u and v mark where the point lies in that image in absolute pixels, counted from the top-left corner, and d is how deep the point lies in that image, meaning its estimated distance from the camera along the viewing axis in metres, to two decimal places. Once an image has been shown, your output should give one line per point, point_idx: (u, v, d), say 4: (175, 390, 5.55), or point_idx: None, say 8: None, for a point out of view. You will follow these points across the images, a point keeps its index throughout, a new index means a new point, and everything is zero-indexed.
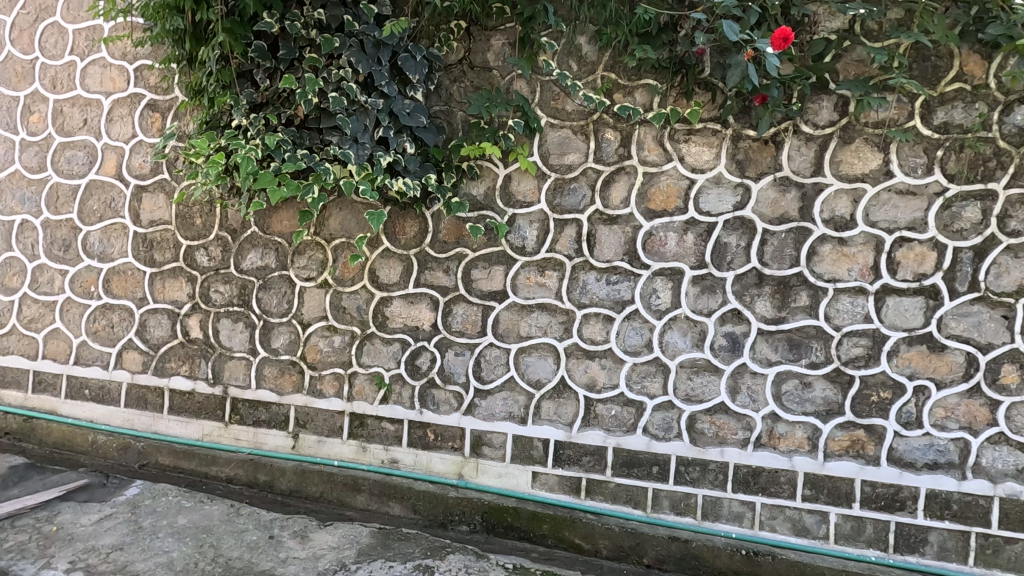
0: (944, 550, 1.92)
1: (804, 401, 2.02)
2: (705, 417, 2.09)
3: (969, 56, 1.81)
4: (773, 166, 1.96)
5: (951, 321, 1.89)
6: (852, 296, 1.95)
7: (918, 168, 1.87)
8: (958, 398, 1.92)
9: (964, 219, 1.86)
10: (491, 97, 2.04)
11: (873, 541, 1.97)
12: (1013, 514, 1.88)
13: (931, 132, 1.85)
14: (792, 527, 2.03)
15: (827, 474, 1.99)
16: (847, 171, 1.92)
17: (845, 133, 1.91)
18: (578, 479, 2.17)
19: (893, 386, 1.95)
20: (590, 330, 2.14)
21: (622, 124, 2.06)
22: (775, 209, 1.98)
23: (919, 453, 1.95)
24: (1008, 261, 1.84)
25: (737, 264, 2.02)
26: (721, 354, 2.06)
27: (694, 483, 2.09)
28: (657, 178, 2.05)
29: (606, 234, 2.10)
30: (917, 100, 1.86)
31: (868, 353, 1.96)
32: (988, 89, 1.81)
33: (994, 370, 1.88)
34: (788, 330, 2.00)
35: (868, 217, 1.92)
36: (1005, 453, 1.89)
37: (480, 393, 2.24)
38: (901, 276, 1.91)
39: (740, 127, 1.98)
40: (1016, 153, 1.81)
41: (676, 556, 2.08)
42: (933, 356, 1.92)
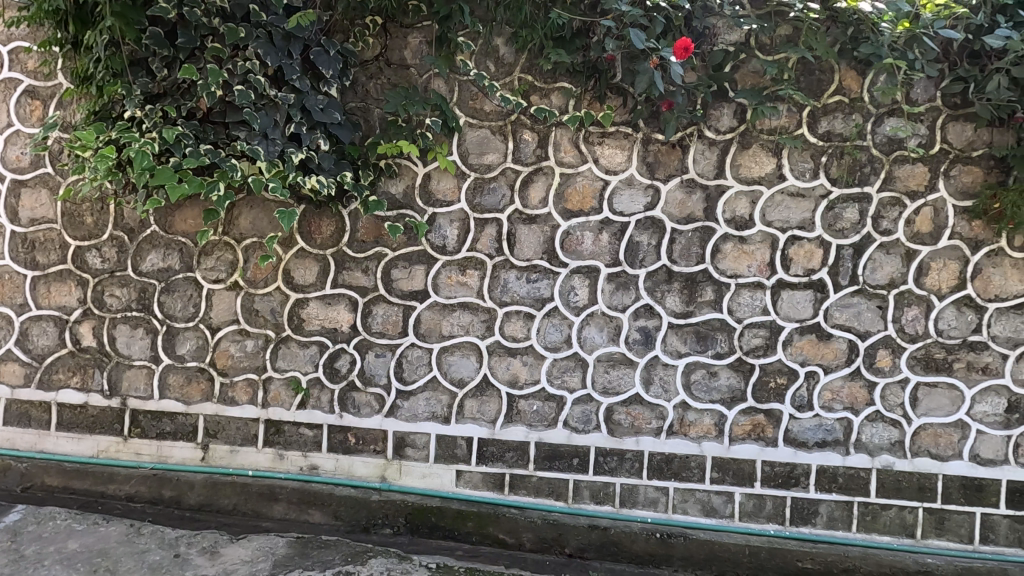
0: (832, 520, 2.12)
1: (711, 390, 2.15)
2: (621, 409, 2.18)
3: (847, 72, 2.00)
4: (680, 169, 2.08)
5: (836, 312, 2.09)
6: (751, 290, 2.10)
7: (806, 172, 2.05)
8: (842, 382, 2.11)
9: (845, 219, 2.06)
10: (408, 96, 2.02)
11: (772, 516, 2.14)
12: (887, 483, 2.11)
13: (817, 139, 2.03)
14: (702, 509, 2.16)
15: (732, 457, 2.14)
16: (745, 174, 2.06)
17: (743, 139, 2.06)
18: (501, 475, 2.20)
19: (788, 372, 2.12)
20: (512, 328, 2.17)
21: (539, 125, 2.10)
22: (682, 209, 2.09)
23: (811, 433, 2.13)
24: (881, 257, 2.05)
25: (649, 262, 2.12)
26: (635, 347, 2.15)
27: (612, 472, 2.18)
28: (573, 179, 2.11)
29: (525, 233, 2.14)
30: (804, 110, 2.03)
31: (767, 343, 2.12)
32: (863, 102, 2.01)
33: (871, 355, 2.09)
34: (695, 323, 2.13)
35: (764, 217, 2.08)
36: (881, 429, 2.12)
37: (402, 394, 2.22)
38: (793, 271, 2.08)
39: (649, 131, 2.07)
40: (887, 160, 2.02)
41: (596, 544, 2.15)
42: (821, 344, 2.11)
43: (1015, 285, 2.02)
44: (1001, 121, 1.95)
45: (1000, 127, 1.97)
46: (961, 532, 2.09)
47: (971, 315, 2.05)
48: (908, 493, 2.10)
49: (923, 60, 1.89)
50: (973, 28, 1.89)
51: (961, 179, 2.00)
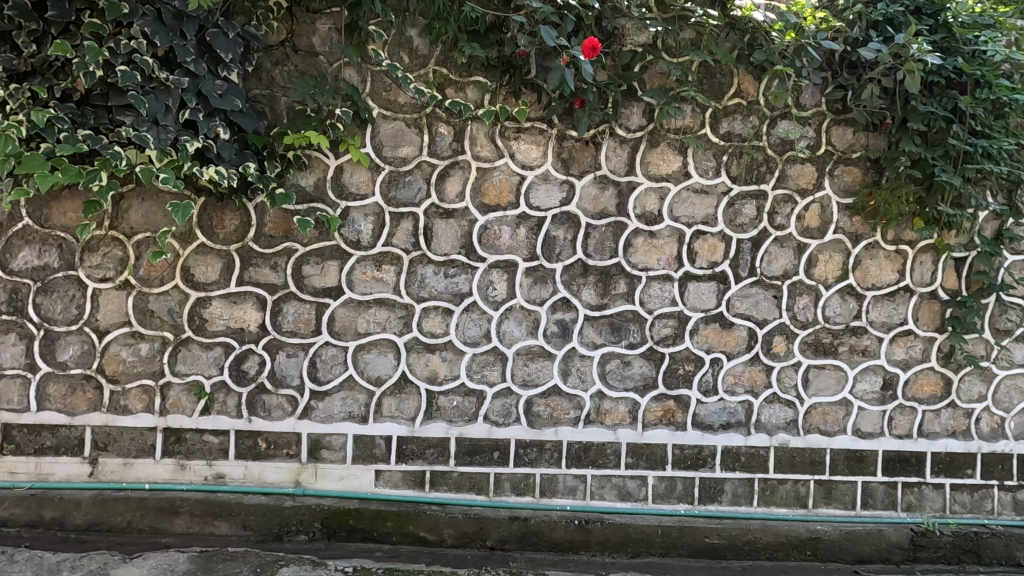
0: (736, 496, 2.27)
1: (625, 378, 2.24)
2: (540, 400, 2.21)
3: (745, 77, 2.13)
4: (593, 165, 2.13)
5: (737, 302, 2.23)
6: (661, 282, 2.20)
7: (709, 170, 2.16)
8: (743, 366, 2.26)
9: (744, 215, 2.19)
10: (318, 85, 1.92)
11: (683, 496, 2.26)
12: (783, 459, 2.28)
13: (718, 139, 2.15)
14: (618, 493, 2.24)
15: (646, 442, 2.24)
16: (654, 171, 2.15)
17: (652, 137, 2.14)
18: (422, 472, 2.17)
19: (695, 359, 2.24)
20: (430, 323, 2.15)
21: (454, 119, 2.09)
22: (596, 205, 2.15)
23: (716, 416, 2.27)
24: (775, 250, 2.21)
25: (565, 256, 2.16)
26: (553, 340, 2.19)
27: (532, 463, 2.21)
28: (490, 174, 2.11)
29: (442, 228, 2.12)
30: (707, 111, 2.14)
31: (675, 333, 2.23)
32: (759, 105, 2.14)
33: (769, 341, 2.25)
34: (609, 315, 2.20)
35: (672, 212, 2.18)
36: (778, 409, 2.29)
37: (316, 394, 2.14)
38: (698, 264, 2.20)
39: (563, 128, 2.11)
40: (780, 160, 2.17)
41: (517, 534, 2.18)
42: (724, 332, 2.24)
43: (888, 275, 2.25)
44: (874, 126, 2.16)
45: (874, 132, 2.17)
46: (846, 499, 2.30)
47: (853, 302, 2.26)
48: (801, 467, 2.29)
49: (809, 68, 2.04)
50: (850, 41, 2.07)
51: (843, 178, 2.19)
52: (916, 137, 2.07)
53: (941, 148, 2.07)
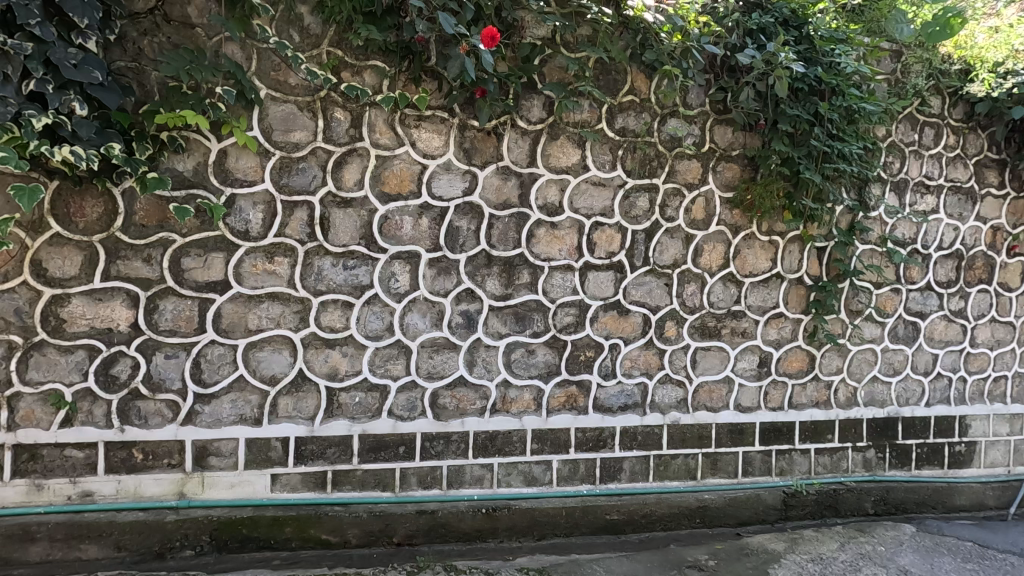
0: (634, 474, 2.40)
1: (529, 366, 2.28)
2: (446, 392, 2.20)
3: (637, 75, 2.24)
4: (496, 156, 2.14)
5: (632, 290, 2.35)
6: (563, 272, 2.26)
7: (606, 163, 2.25)
8: (639, 351, 2.39)
9: (638, 207, 2.31)
10: (195, 60, 1.77)
11: (585, 477, 2.35)
12: (675, 436, 2.45)
13: (614, 134, 2.24)
14: (524, 479, 2.29)
15: (550, 427, 2.30)
16: (555, 164, 2.20)
17: (552, 130, 2.18)
18: (323, 473, 2.08)
19: (595, 346, 2.34)
20: (329, 317, 2.06)
21: (351, 104, 2.00)
22: (498, 195, 2.16)
23: (615, 399, 2.38)
24: (666, 241, 2.36)
25: (468, 246, 2.15)
26: (458, 331, 2.19)
27: (439, 455, 2.20)
28: (390, 162, 2.05)
29: (340, 218, 2.03)
30: (603, 106, 2.21)
31: (577, 321, 2.30)
32: (650, 103, 2.26)
33: (661, 326, 2.40)
34: (514, 305, 2.23)
35: (572, 204, 2.24)
36: (670, 390, 2.44)
37: (202, 398, 1.97)
38: (597, 254, 2.29)
39: (465, 117, 2.10)
40: (670, 156, 2.31)
41: (425, 528, 2.17)
42: (622, 319, 2.35)
43: (763, 263, 2.47)
44: (750, 127, 2.36)
45: (750, 132, 2.37)
46: (730, 469, 2.51)
47: (734, 288, 2.46)
48: (690, 442, 2.46)
49: (693, 69, 2.18)
50: (729, 46, 2.23)
51: (725, 174, 2.38)
52: (784, 138, 2.28)
53: (805, 149, 2.29)
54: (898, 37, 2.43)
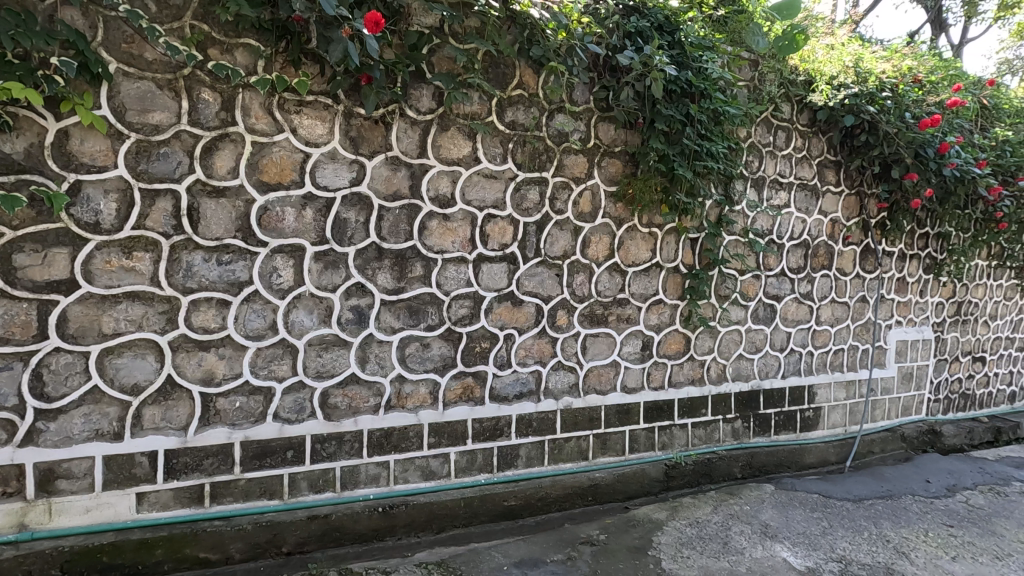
0: (530, 459, 2.48)
1: (424, 360, 2.25)
2: (337, 391, 2.12)
3: (525, 70, 2.28)
4: (384, 145, 2.07)
5: (525, 281, 2.40)
6: (456, 264, 2.26)
7: (497, 156, 2.27)
8: (532, 340, 2.46)
9: (529, 200, 2.36)
10: (22, 24, 1.52)
11: (483, 467, 2.39)
12: (568, 420, 2.55)
13: (504, 127, 2.27)
14: (422, 474, 2.27)
15: (447, 420, 2.30)
16: (446, 155, 2.18)
17: (442, 121, 2.16)
18: (199, 486, 1.92)
19: (490, 337, 2.36)
20: (202, 317, 1.89)
21: (221, 85, 1.83)
22: (388, 186, 2.10)
23: (510, 388, 2.43)
24: (556, 233, 2.43)
25: (357, 239, 2.08)
26: (349, 327, 2.10)
27: (331, 457, 2.11)
28: (267, 149, 1.92)
29: (211, 208, 1.86)
30: (492, 99, 2.23)
31: (471, 313, 2.31)
32: (538, 98, 2.31)
33: (553, 316, 2.48)
34: (406, 298, 2.19)
35: (464, 196, 2.24)
36: (563, 376, 2.54)
37: (46, 414, 1.72)
38: (490, 246, 2.31)
39: (350, 105, 2.01)
40: (557, 150, 2.38)
41: (317, 534, 2.08)
42: (515, 309, 2.40)
43: (644, 253, 2.64)
44: (630, 124, 2.50)
45: (631, 130, 2.52)
46: (618, 447, 2.67)
47: (618, 278, 2.60)
48: (582, 425, 2.59)
49: (578, 67, 2.26)
50: (610, 47, 2.34)
51: (609, 169, 2.50)
52: (660, 136, 2.44)
53: (679, 147, 2.47)
54: (755, 48, 2.69)
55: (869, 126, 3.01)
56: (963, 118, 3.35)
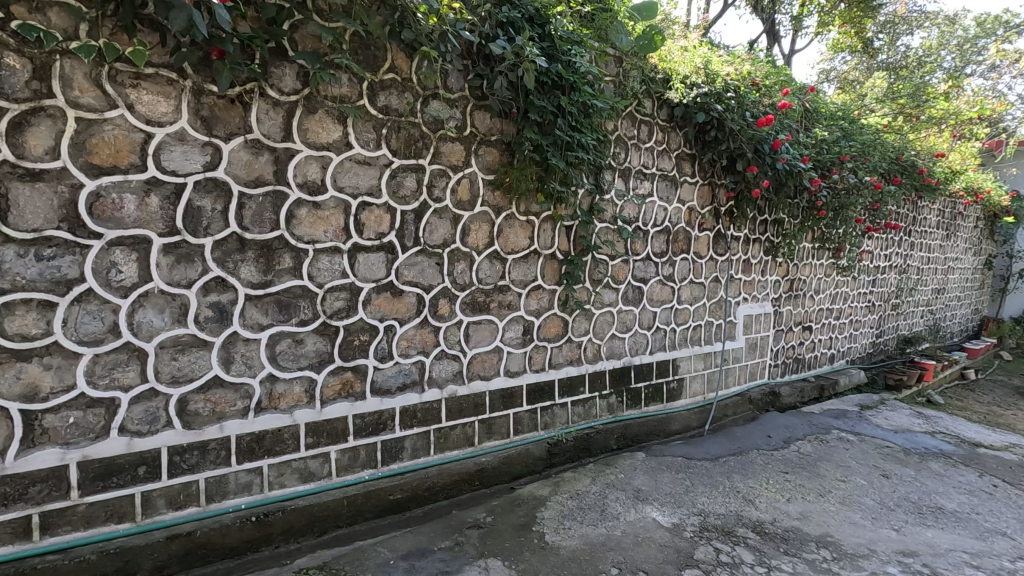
0: (415, 450, 2.46)
1: (298, 357, 2.13)
2: (198, 397, 1.93)
3: (398, 53, 2.21)
4: (242, 127, 1.90)
5: (404, 270, 2.35)
6: (329, 255, 2.15)
7: (370, 142, 2.19)
8: (414, 330, 2.42)
9: (406, 187, 2.31)
10: None
11: (367, 463, 2.32)
12: (453, 408, 2.56)
13: (377, 112, 2.19)
14: (300, 477, 2.16)
15: (325, 418, 2.20)
16: (314, 139, 2.06)
17: (308, 103, 2.03)
18: (26, 518, 1.66)
19: (369, 329, 2.29)
20: (18, 322, 1.61)
21: (31, 50, 1.56)
22: (249, 172, 1.94)
23: (393, 380, 2.38)
24: (435, 221, 2.41)
25: (214, 229, 1.89)
26: (209, 326, 1.92)
27: (193, 469, 1.93)
28: (97, 127, 1.67)
29: (25, 195, 1.58)
30: (363, 82, 2.14)
31: (348, 305, 2.22)
32: (412, 83, 2.26)
33: (434, 305, 2.47)
34: (275, 292, 2.04)
35: (336, 183, 2.13)
36: (447, 364, 2.54)
37: None
38: (366, 235, 2.23)
39: (200, 81, 1.81)
40: (433, 137, 2.35)
41: (179, 554, 1.90)
42: (395, 300, 2.35)
43: (522, 241, 2.71)
44: (505, 114, 2.54)
45: (506, 119, 2.56)
46: (503, 430, 2.74)
47: (498, 265, 2.65)
48: (467, 411, 2.61)
49: (451, 54, 2.24)
50: (483, 35, 2.35)
51: (486, 158, 2.52)
52: (534, 127, 2.50)
53: (552, 138, 2.55)
54: (619, 45, 2.85)
55: (717, 123, 3.33)
56: (791, 119, 3.83)
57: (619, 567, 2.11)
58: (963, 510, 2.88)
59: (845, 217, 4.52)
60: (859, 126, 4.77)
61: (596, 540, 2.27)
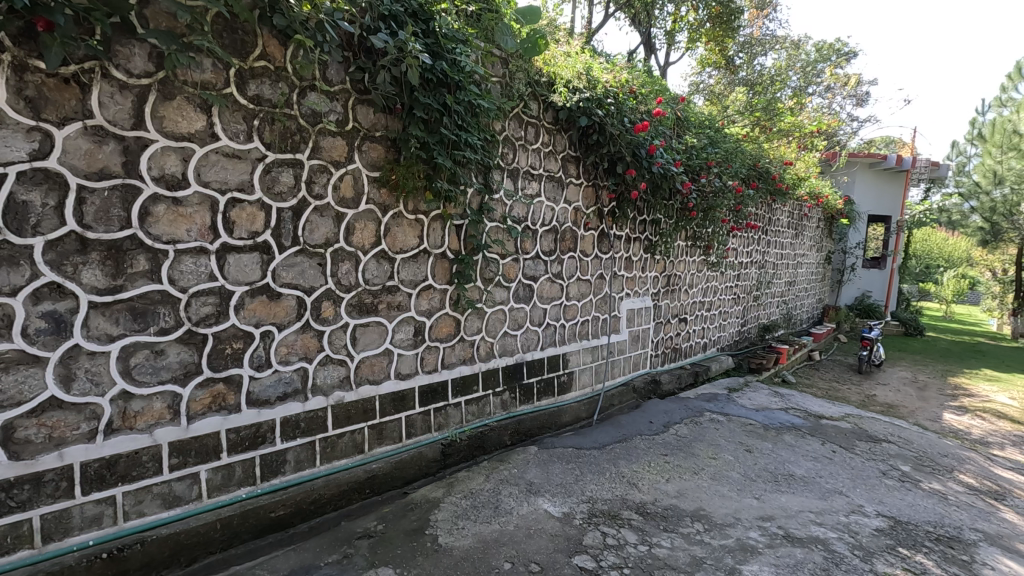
0: (299, 462, 2.33)
1: (158, 370, 1.91)
2: (30, 422, 1.66)
3: (270, 40, 2.05)
4: (81, 112, 1.67)
5: (282, 272, 2.21)
6: (194, 256, 1.96)
7: (240, 134, 2.02)
8: (295, 335, 2.28)
9: (282, 183, 2.16)
10: None
11: (243, 480, 2.16)
12: (339, 415, 2.46)
13: (246, 102, 2.02)
14: (163, 502, 1.95)
15: (193, 435, 2.00)
16: (172, 128, 1.86)
17: (164, 88, 1.82)
18: None
19: (243, 336, 2.12)
20: None
21: None
22: (90, 162, 1.70)
23: (272, 389, 2.23)
24: (316, 219, 2.29)
25: (47, 228, 1.64)
26: (42, 340, 1.67)
27: (25, 506, 1.67)
28: None
29: None
30: (230, 69, 1.96)
31: (217, 310, 2.04)
32: (286, 73, 2.12)
33: (317, 308, 2.34)
34: (128, 299, 1.82)
35: (200, 177, 1.95)
36: (332, 370, 2.43)
37: None
38: (237, 235, 2.06)
39: (23, 55, 1.55)
40: (312, 131, 2.23)
41: None
42: (272, 304, 2.20)
43: (411, 239, 2.66)
44: (389, 109, 2.46)
45: (390, 115, 2.48)
46: (394, 435, 2.68)
47: (386, 265, 2.58)
48: (356, 418, 2.52)
49: (329, 44, 2.14)
50: (363, 27, 2.26)
51: (370, 154, 2.44)
52: (420, 124, 2.45)
53: (438, 136, 2.49)
54: (504, 46, 2.88)
55: (599, 127, 3.49)
56: (665, 126, 4.12)
57: (512, 561, 2.14)
58: (809, 475, 3.28)
59: (712, 218, 4.96)
60: (723, 135, 5.24)
61: (489, 537, 2.28)
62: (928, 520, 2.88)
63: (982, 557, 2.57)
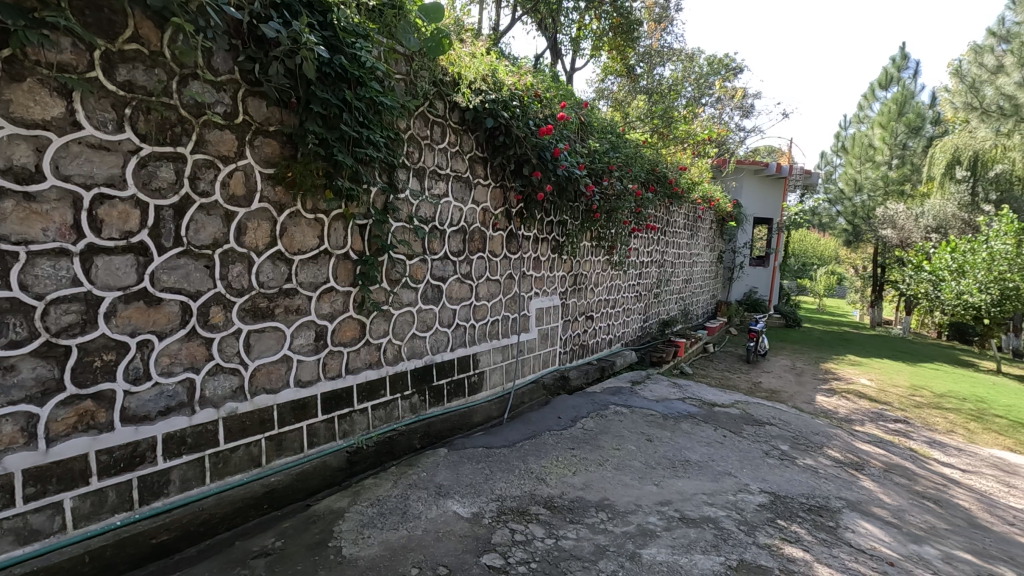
0: (186, 481, 2.15)
1: (8, 388, 1.68)
2: None
3: (143, 21, 1.87)
4: None
5: (162, 275, 2.03)
6: (52, 259, 1.74)
7: (109, 123, 1.83)
8: (179, 344, 2.10)
9: (160, 178, 1.98)
10: None
11: (118, 506, 1.95)
12: (232, 428, 2.30)
13: (116, 88, 1.83)
14: (17, 538, 1.73)
15: (55, 460, 1.78)
16: (21, 114, 1.64)
17: (10, 68, 1.60)
18: None
19: (116, 347, 1.92)
20: None
21: None
22: None
23: (152, 404, 2.04)
24: (202, 219, 2.12)
25: None
26: None
27: None
28: None
29: None
30: (95, 51, 1.76)
31: (83, 319, 1.83)
32: (164, 58, 1.94)
33: (205, 313, 2.17)
34: None
35: (59, 170, 1.74)
36: (223, 379, 2.27)
37: None
38: (106, 235, 1.86)
39: None
40: (195, 122, 2.06)
41: None
42: (151, 310, 2.01)
43: (310, 240, 2.54)
44: (284, 103, 2.33)
45: (285, 109, 2.35)
46: (294, 445, 2.55)
47: (283, 267, 2.44)
48: (251, 430, 2.37)
49: (213, 31, 1.98)
50: (253, 15, 2.12)
51: (263, 150, 2.30)
52: (318, 119, 2.34)
53: (337, 133, 2.40)
54: (407, 44, 2.82)
55: (505, 129, 3.53)
56: (569, 130, 4.24)
57: (419, 566, 2.11)
58: (703, 460, 3.53)
59: (615, 219, 5.18)
60: (624, 140, 5.49)
61: (396, 544, 2.23)
62: (802, 493, 3.20)
63: (844, 522, 2.89)
